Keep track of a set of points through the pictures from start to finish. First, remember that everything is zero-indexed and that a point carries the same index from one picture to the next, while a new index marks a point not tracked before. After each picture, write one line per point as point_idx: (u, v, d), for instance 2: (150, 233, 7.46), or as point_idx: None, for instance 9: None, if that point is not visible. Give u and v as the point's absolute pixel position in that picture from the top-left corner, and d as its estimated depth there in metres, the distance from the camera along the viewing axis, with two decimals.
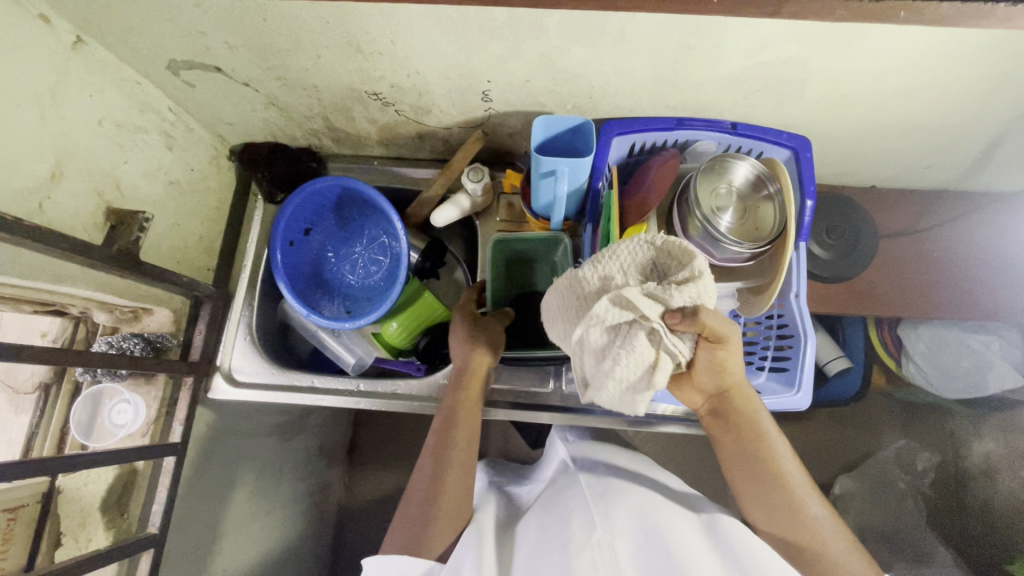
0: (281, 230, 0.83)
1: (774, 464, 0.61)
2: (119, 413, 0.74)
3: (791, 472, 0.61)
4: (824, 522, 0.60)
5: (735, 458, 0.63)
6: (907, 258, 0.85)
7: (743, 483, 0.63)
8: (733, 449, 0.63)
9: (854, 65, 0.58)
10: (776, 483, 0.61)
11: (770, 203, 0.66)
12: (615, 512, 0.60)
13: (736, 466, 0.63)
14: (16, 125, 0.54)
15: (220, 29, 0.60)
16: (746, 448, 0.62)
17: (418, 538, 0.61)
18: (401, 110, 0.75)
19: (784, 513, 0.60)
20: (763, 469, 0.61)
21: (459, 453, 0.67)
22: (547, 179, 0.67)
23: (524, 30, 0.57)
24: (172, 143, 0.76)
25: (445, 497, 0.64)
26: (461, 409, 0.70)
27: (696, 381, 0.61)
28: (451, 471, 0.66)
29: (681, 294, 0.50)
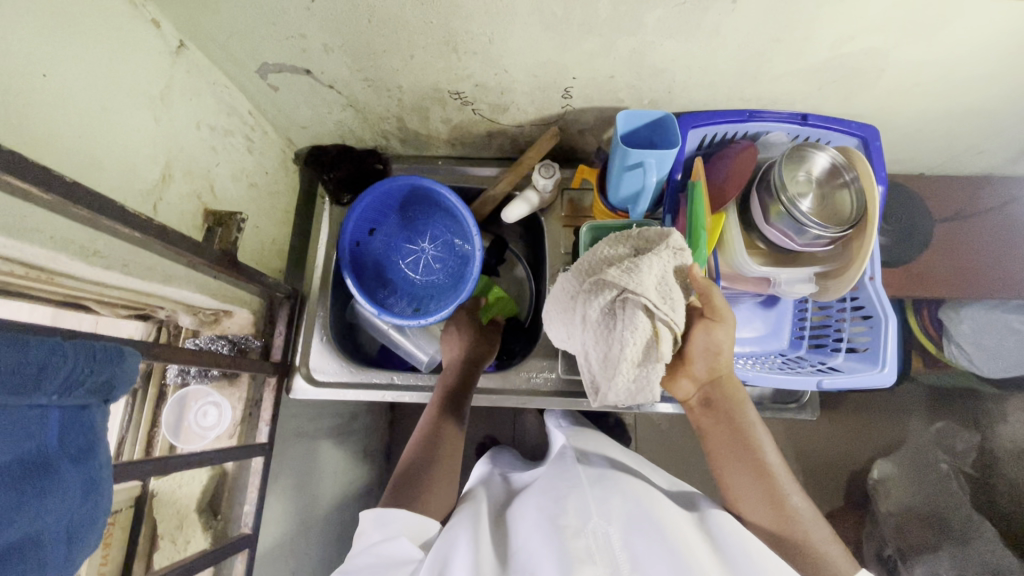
0: (349, 228, 0.83)
1: (761, 453, 0.61)
2: (206, 415, 0.75)
3: (776, 464, 0.61)
4: (804, 510, 0.59)
5: (723, 448, 0.63)
6: (959, 242, 0.88)
7: (731, 474, 0.62)
8: (721, 437, 0.62)
9: (933, 55, 0.61)
10: (764, 474, 0.60)
11: (848, 189, 0.69)
12: (612, 503, 0.59)
13: (723, 455, 0.63)
14: (136, 129, 0.55)
15: (321, 32, 0.60)
16: (734, 436, 0.62)
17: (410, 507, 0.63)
18: (478, 109, 0.77)
19: (768, 500, 0.59)
20: (751, 459, 0.61)
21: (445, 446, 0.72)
22: (633, 171, 0.69)
23: (624, 27, 0.59)
24: (252, 147, 0.77)
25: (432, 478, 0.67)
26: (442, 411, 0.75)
27: (689, 369, 0.63)
28: (437, 460, 0.70)
29: (661, 261, 0.55)
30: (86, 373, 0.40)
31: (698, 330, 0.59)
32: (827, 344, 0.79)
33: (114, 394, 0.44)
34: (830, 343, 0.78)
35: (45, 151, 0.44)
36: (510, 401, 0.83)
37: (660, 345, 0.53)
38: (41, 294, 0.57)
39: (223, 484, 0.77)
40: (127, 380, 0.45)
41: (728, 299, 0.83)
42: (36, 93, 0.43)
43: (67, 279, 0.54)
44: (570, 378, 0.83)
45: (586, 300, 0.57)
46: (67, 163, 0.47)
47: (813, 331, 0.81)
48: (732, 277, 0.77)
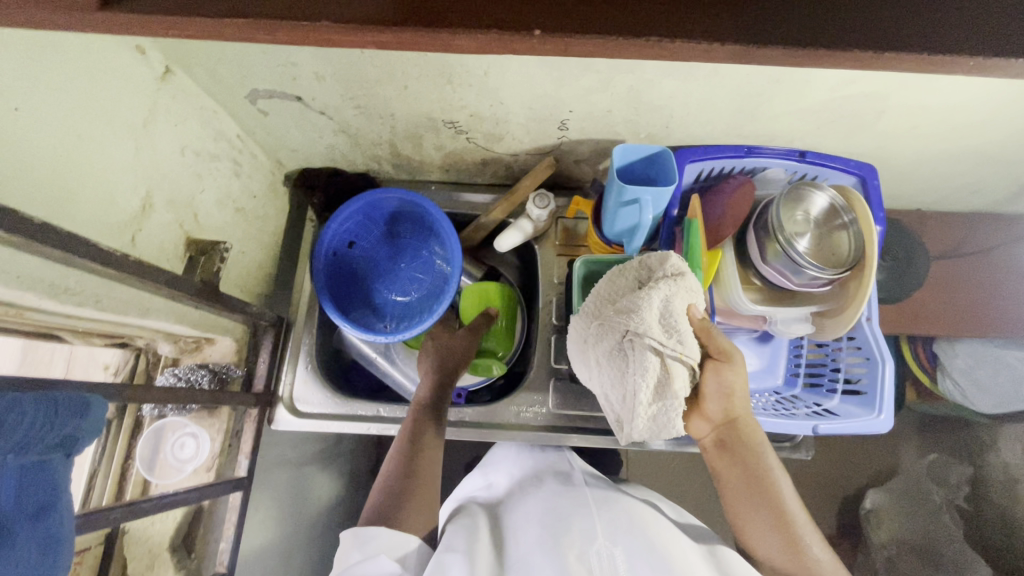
0: (322, 242, 0.80)
1: (780, 504, 0.58)
2: (183, 447, 0.72)
3: (796, 518, 0.58)
4: (828, 563, 0.56)
5: (737, 497, 0.60)
6: (954, 279, 0.87)
7: (747, 524, 0.60)
8: (738, 486, 0.60)
9: (934, 101, 0.60)
10: (784, 526, 0.57)
11: (845, 231, 0.68)
12: (617, 523, 0.57)
13: (737, 503, 0.60)
14: (115, 159, 0.53)
15: (311, 61, 0.59)
16: (750, 485, 0.59)
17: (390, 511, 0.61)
18: (472, 137, 0.76)
19: (789, 551, 0.56)
20: (768, 510, 0.58)
21: (423, 453, 0.68)
22: (629, 207, 0.68)
23: (623, 65, 0.57)
24: (239, 170, 0.75)
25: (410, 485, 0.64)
26: (425, 421, 0.72)
27: (705, 411, 0.60)
28: (416, 465, 0.66)
29: (663, 293, 0.53)
30: (44, 429, 0.38)
31: (706, 372, 0.57)
32: (824, 384, 0.77)
33: (78, 446, 0.41)
34: (827, 383, 0.77)
35: (13, 188, 0.42)
36: (499, 435, 0.81)
37: (673, 380, 0.52)
38: (9, 327, 0.54)
39: (200, 519, 0.74)
40: (92, 431, 0.43)
41: (722, 334, 0.82)
42: (6, 128, 0.41)
43: (36, 313, 0.51)
44: (561, 412, 0.81)
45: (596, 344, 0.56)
46: (36, 200, 0.45)
47: (809, 369, 0.80)
48: (727, 312, 0.76)
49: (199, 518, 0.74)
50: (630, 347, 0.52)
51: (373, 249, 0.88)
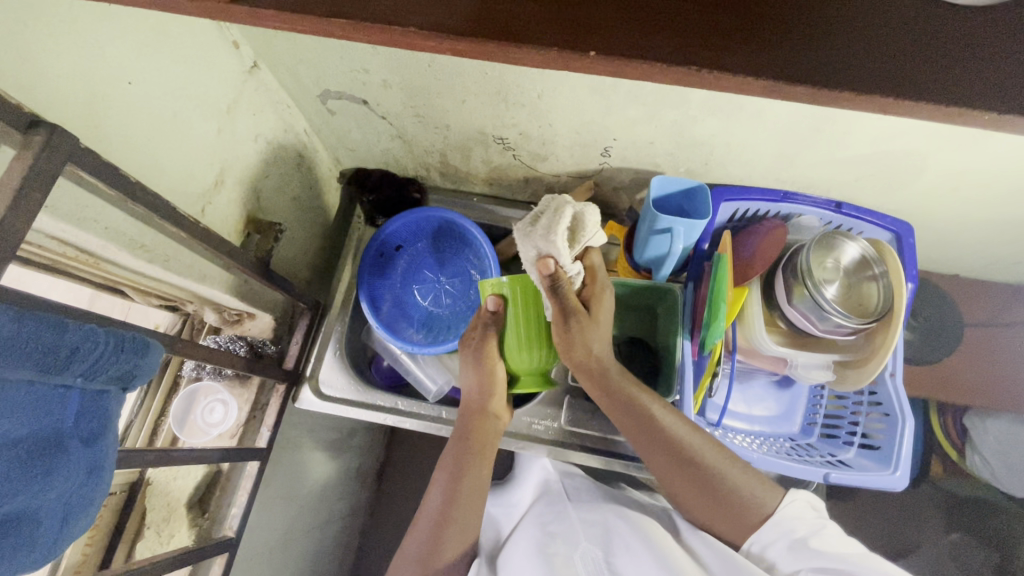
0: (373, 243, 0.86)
1: (681, 437, 0.63)
2: (212, 411, 0.77)
3: (699, 445, 0.63)
4: (729, 475, 0.61)
5: (644, 439, 0.64)
6: (990, 349, 0.85)
7: (672, 474, 0.63)
8: (632, 428, 0.64)
9: (976, 165, 0.61)
10: (694, 460, 0.62)
11: (875, 283, 0.68)
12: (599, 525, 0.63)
13: (654, 453, 0.64)
14: (199, 136, 0.59)
15: (382, 69, 0.64)
16: (644, 427, 0.63)
17: (431, 550, 0.60)
18: (519, 155, 0.80)
19: (687, 469, 0.62)
20: (674, 443, 0.63)
21: (474, 473, 0.64)
22: (661, 236, 0.70)
23: (668, 100, 0.61)
24: (301, 162, 0.81)
25: (457, 514, 0.61)
26: (479, 438, 0.68)
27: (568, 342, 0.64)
28: (464, 494, 0.63)
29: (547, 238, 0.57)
30: (113, 361, 0.42)
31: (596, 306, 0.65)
32: (840, 436, 0.77)
33: (133, 383, 0.46)
34: (844, 435, 0.76)
35: (115, 148, 0.48)
36: (508, 443, 0.82)
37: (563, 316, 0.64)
38: (82, 275, 0.60)
39: (217, 484, 0.77)
40: (148, 371, 0.47)
41: (741, 374, 0.82)
42: (117, 98, 0.48)
43: (109, 265, 0.57)
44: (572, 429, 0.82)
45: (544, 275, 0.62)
46: (130, 161, 0.50)
47: (826, 421, 0.79)
48: (748, 352, 0.77)
49: (216, 483, 0.77)
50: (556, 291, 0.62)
51: (413, 255, 0.92)
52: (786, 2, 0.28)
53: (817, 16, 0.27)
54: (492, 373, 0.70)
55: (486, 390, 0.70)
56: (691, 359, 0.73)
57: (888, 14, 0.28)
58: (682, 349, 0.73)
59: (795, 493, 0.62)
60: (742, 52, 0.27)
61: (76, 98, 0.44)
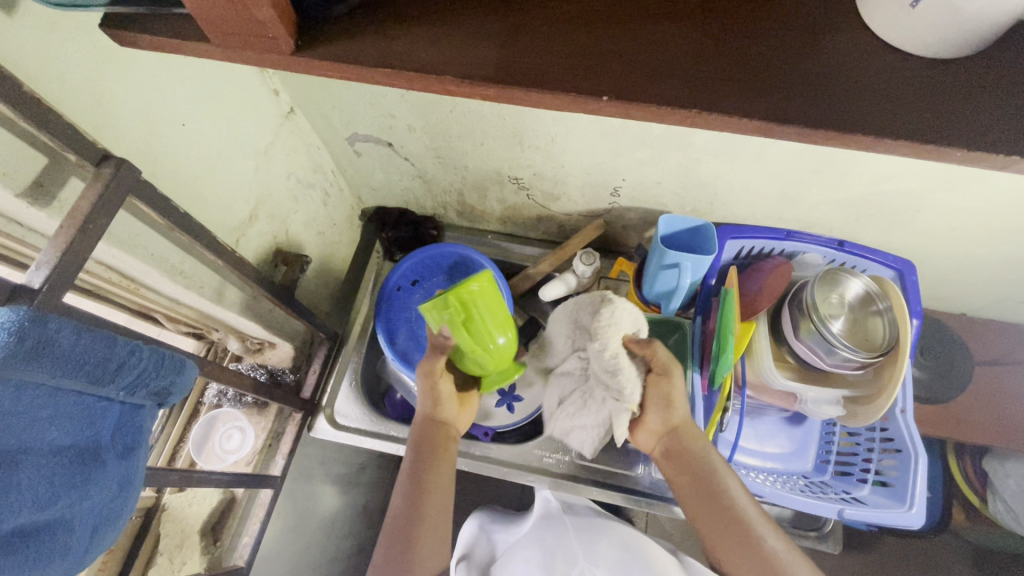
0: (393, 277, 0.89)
1: (746, 521, 0.59)
2: (229, 439, 0.78)
3: (760, 530, 0.59)
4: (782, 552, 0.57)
5: (700, 513, 0.61)
6: (1003, 388, 0.85)
7: (719, 532, 0.60)
8: (697, 497, 0.61)
9: (967, 204, 0.64)
10: (749, 540, 0.58)
11: (880, 318, 0.70)
12: (597, 547, 0.66)
13: (712, 529, 0.60)
14: (239, 173, 0.64)
15: (407, 114, 0.70)
16: (710, 503, 0.61)
17: (405, 550, 0.59)
18: (532, 195, 0.84)
19: (741, 539, 0.58)
20: (735, 523, 0.59)
21: (434, 475, 0.63)
22: (669, 271, 0.73)
23: (673, 143, 0.65)
24: (327, 200, 0.86)
25: (425, 513, 0.61)
26: (435, 441, 0.66)
27: (646, 424, 0.65)
28: (429, 492, 0.62)
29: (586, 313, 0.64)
30: (152, 377, 0.45)
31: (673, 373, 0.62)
32: (854, 473, 0.76)
33: (168, 399, 0.48)
34: (858, 473, 0.75)
35: (167, 182, 0.53)
36: (519, 476, 0.83)
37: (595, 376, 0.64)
38: (120, 300, 0.64)
39: (230, 512, 0.77)
40: (183, 388, 0.49)
41: (752, 410, 0.82)
42: (174, 139, 0.53)
43: (149, 292, 0.60)
44: (583, 463, 0.82)
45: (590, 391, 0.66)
46: (177, 195, 0.55)
47: (839, 458, 0.79)
48: (758, 387, 0.77)
49: (229, 510, 0.78)
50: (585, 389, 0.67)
51: (430, 289, 0.96)
52: (777, 57, 0.32)
53: (799, 69, 0.31)
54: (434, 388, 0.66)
55: (434, 401, 0.66)
56: (702, 393, 0.73)
57: (866, 66, 0.32)
58: (692, 383, 0.74)
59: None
60: (734, 96, 0.31)
61: (139, 137, 0.49)
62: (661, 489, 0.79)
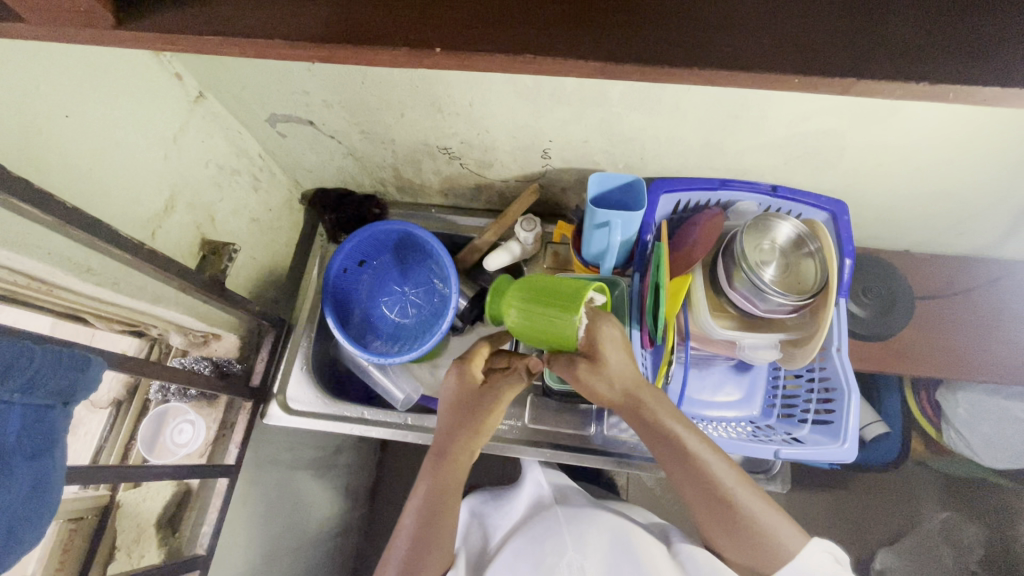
0: (336, 259, 0.88)
1: (722, 485, 0.59)
2: (181, 433, 0.78)
3: (747, 500, 0.60)
4: (756, 505, 0.60)
5: (670, 469, 0.61)
6: (944, 320, 0.87)
7: (692, 491, 0.60)
8: (666, 455, 0.60)
9: (888, 138, 0.64)
10: (722, 496, 0.59)
11: (811, 259, 0.70)
12: (587, 535, 0.71)
13: (689, 497, 0.61)
14: (146, 164, 0.62)
15: (320, 89, 0.68)
16: (678, 463, 0.60)
17: (410, 560, 0.64)
18: (465, 164, 0.83)
19: (717, 500, 0.60)
20: (709, 483, 0.59)
21: (450, 488, 0.65)
22: (601, 230, 0.73)
23: (589, 98, 0.64)
24: (257, 185, 0.84)
25: (438, 522, 0.65)
26: (461, 448, 0.65)
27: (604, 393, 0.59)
28: (443, 504, 0.65)
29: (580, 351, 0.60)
30: (49, 376, 0.44)
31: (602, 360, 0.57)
32: (796, 415, 0.77)
33: (75, 397, 0.48)
34: (799, 414, 0.77)
35: (57, 178, 0.51)
36: None
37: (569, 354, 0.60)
38: (42, 305, 0.63)
39: (188, 503, 0.78)
40: (91, 385, 0.49)
41: (699, 362, 0.83)
42: (57, 130, 0.51)
43: (65, 291, 0.59)
44: (534, 427, 0.84)
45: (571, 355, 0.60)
46: (73, 192, 0.53)
47: (784, 400, 0.80)
48: (701, 338, 0.78)
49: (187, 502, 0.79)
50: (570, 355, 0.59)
51: (378, 268, 0.98)
52: None
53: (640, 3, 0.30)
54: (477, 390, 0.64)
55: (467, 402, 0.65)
56: (643, 348, 0.74)
57: None
58: (632, 340, 0.75)
59: (816, 542, 0.60)
60: (573, 37, 0.30)
61: (13, 132, 0.47)
62: (613, 445, 0.82)
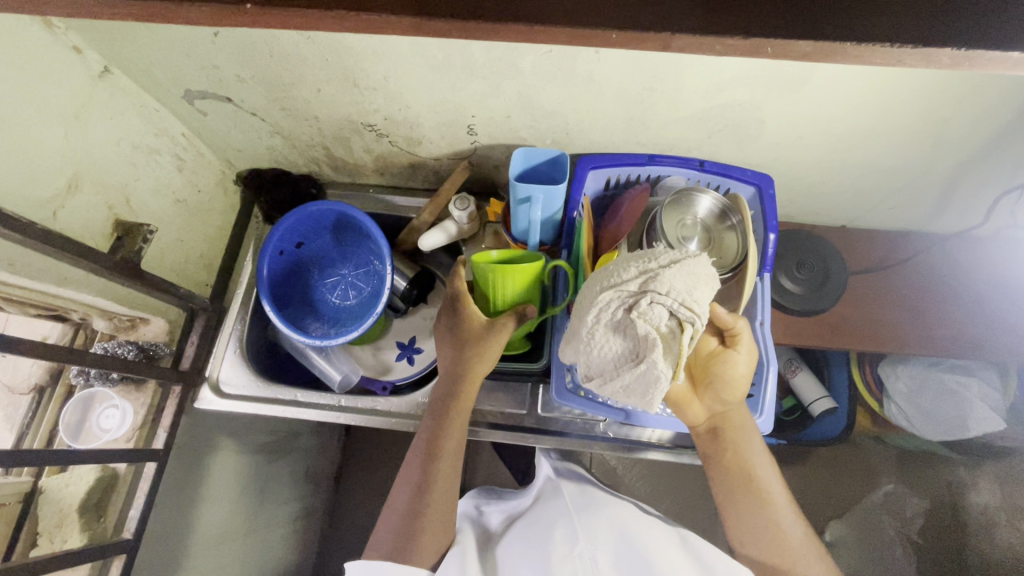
0: (269, 242, 0.87)
1: (771, 505, 0.65)
2: (107, 418, 0.77)
3: (787, 522, 0.64)
4: (800, 535, 0.64)
5: (728, 486, 0.66)
6: (877, 294, 0.87)
7: (741, 509, 0.65)
8: (728, 471, 0.66)
9: (803, 109, 0.64)
10: (767, 517, 0.64)
11: (733, 232, 0.70)
12: (597, 526, 0.71)
13: (736, 512, 0.66)
14: (40, 140, 0.60)
15: (230, 63, 0.66)
16: (740, 478, 0.65)
17: (408, 532, 0.65)
18: (394, 141, 0.81)
19: (764, 520, 0.64)
20: (760, 502, 0.65)
21: (449, 448, 0.69)
22: (525, 207, 0.72)
23: (501, 70, 0.63)
24: (182, 165, 0.82)
25: (436, 488, 0.67)
26: (455, 407, 0.71)
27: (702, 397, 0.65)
28: (440, 468, 0.68)
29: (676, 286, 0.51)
30: None
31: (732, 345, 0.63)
32: None
33: None
34: None
35: None
36: (407, 425, 0.84)
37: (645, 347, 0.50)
38: None
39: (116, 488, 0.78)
40: None
41: None
42: None
43: None
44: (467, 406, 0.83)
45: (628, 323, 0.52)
46: None
47: None
48: None
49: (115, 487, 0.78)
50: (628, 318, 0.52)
51: (316, 250, 0.96)
52: None
53: None
54: (461, 341, 0.71)
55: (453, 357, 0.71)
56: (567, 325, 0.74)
57: None
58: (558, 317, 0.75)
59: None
60: None
61: None
62: (547, 422, 0.82)
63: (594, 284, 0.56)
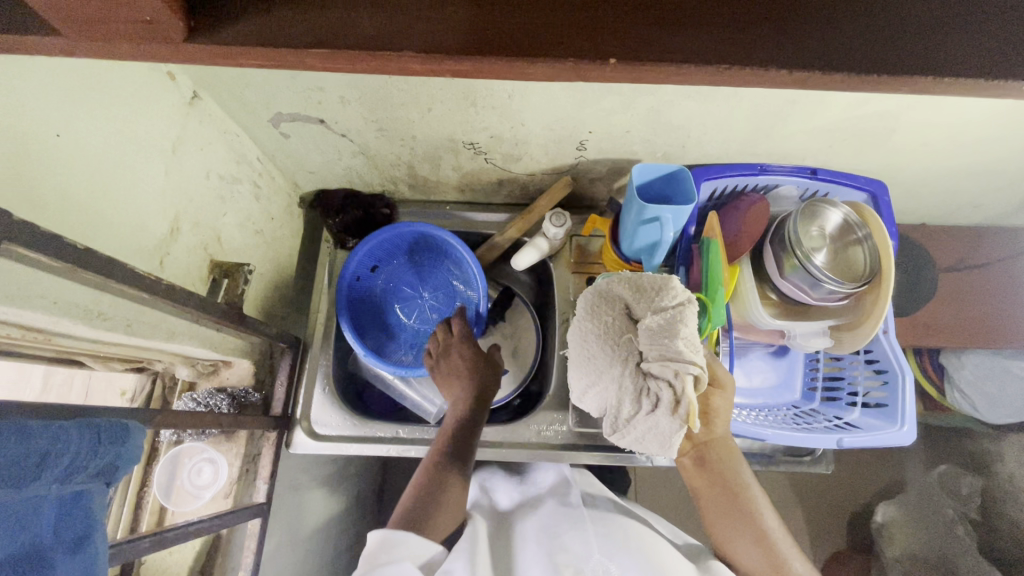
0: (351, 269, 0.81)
1: (767, 530, 0.61)
2: (201, 473, 0.71)
3: (789, 555, 0.60)
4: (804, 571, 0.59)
5: (714, 506, 0.63)
6: (963, 290, 0.89)
7: (734, 534, 0.62)
8: (720, 496, 0.63)
9: (943, 119, 0.62)
10: (764, 539, 0.61)
11: (861, 245, 0.69)
12: (615, 542, 0.62)
13: (726, 530, 0.63)
14: (147, 182, 0.53)
15: (339, 86, 0.60)
16: (730, 501, 0.62)
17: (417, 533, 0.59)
18: (491, 158, 0.77)
19: (760, 545, 0.60)
20: (751, 526, 0.61)
21: (464, 458, 0.69)
22: (649, 225, 0.69)
23: (643, 86, 0.59)
24: (259, 193, 0.75)
25: (450, 497, 0.64)
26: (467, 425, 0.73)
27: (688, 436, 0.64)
28: (455, 471, 0.66)
29: (650, 339, 0.55)
30: (90, 458, 0.38)
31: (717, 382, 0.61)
32: (842, 398, 0.78)
33: (117, 475, 0.41)
34: (846, 397, 0.77)
35: (54, 215, 0.43)
36: (518, 454, 0.81)
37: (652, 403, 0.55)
38: (36, 353, 0.53)
39: (217, 548, 0.72)
40: (132, 457, 0.42)
41: (738, 349, 0.83)
42: (48, 154, 0.42)
43: (65, 338, 0.50)
44: (581, 430, 0.81)
45: (629, 388, 0.57)
46: (73, 229, 0.45)
47: (827, 384, 0.80)
48: (745, 327, 0.77)
49: (216, 547, 0.72)
50: (640, 386, 0.56)
51: (392, 273, 0.90)
52: None
53: None
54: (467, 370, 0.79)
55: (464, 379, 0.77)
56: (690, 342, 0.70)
57: None
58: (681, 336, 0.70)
59: None
60: None
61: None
62: None
63: (586, 330, 0.60)
